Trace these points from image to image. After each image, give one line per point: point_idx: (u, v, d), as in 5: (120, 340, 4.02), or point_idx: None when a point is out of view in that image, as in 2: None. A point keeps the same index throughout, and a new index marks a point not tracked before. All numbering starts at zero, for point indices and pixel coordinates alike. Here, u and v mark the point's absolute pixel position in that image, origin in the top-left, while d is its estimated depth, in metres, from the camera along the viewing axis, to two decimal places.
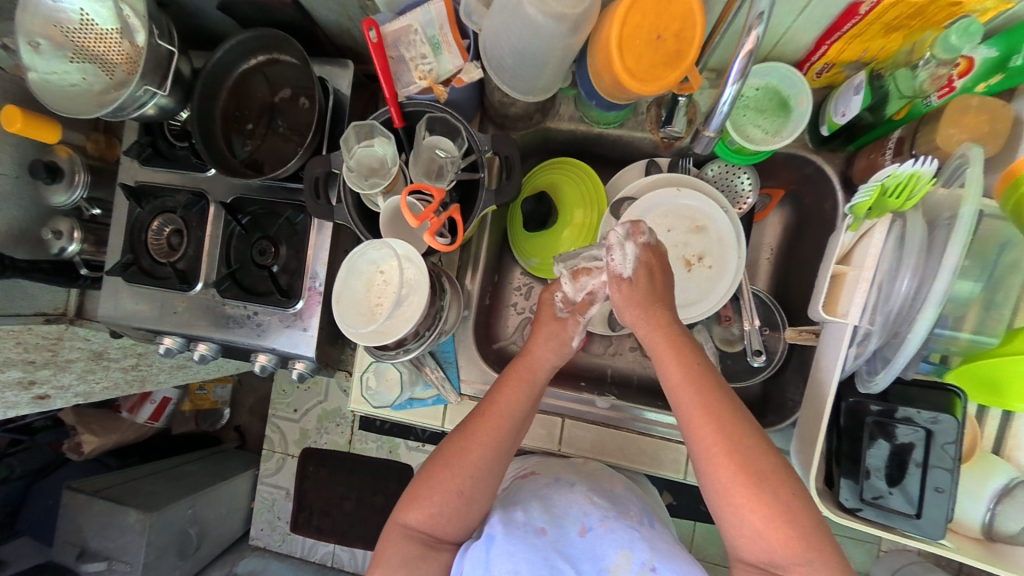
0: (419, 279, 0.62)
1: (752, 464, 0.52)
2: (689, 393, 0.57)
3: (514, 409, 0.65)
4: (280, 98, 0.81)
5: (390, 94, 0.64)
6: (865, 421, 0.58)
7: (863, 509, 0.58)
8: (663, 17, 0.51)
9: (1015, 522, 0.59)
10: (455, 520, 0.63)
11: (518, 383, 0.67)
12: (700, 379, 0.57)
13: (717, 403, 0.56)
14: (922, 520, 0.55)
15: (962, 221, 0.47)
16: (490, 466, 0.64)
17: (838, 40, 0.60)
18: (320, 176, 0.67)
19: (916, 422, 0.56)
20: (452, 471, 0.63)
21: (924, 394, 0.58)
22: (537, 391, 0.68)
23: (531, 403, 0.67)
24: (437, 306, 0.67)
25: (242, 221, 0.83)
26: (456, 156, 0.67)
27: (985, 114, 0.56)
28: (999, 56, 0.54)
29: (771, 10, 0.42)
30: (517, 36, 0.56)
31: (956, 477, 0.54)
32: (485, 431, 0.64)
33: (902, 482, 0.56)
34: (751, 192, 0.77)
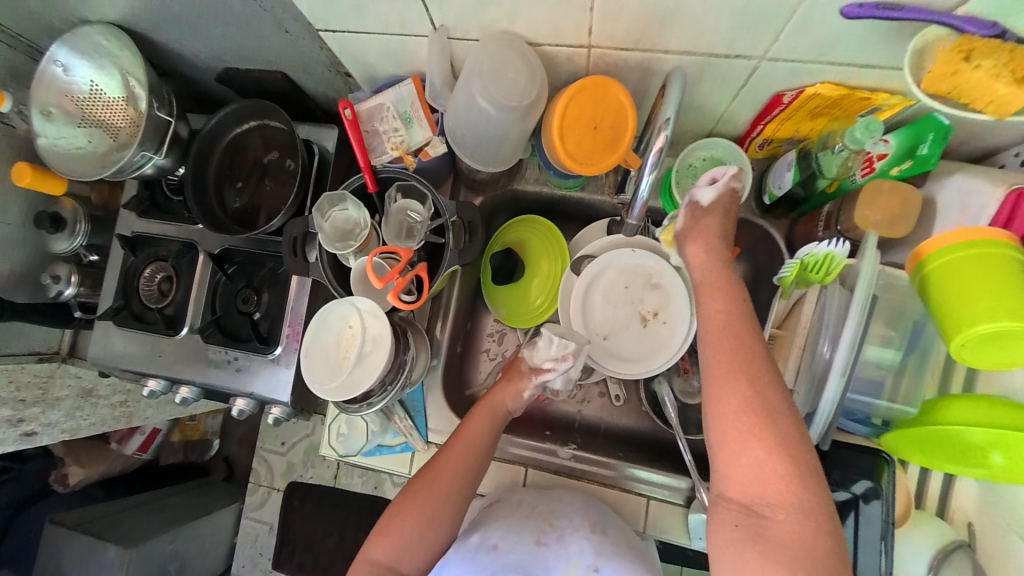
0: (383, 338, 0.67)
1: (773, 412, 0.50)
2: (722, 336, 0.55)
3: (480, 438, 0.71)
4: (270, 158, 0.87)
5: (364, 164, 0.71)
6: None
7: None
8: (601, 109, 0.56)
9: None
10: (420, 551, 0.65)
11: (482, 415, 0.73)
12: (733, 326, 0.55)
13: (741, 342, 0.54)
14: None
15: (858, 296, 0.51)
16: (457, 493, 0.68)
17: (771, 121, 0.66)
18: (298, 236, 0.73)
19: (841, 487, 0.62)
20: (421, 499, 0.67)
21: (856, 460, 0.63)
22: (500, 423, 0.73)
23: (493, 436, 0.72)
24: (400, 360, 0.70)
25: (228, 270, 0.89)
26: (425, 219, 0.73)
27: (897, 197, 0.57)
28: (908, 144, 0.57)
29: (676, 118, 0.48)
30: (474, 122, 0.63)
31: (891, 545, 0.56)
32: (452, 459, 0.69)
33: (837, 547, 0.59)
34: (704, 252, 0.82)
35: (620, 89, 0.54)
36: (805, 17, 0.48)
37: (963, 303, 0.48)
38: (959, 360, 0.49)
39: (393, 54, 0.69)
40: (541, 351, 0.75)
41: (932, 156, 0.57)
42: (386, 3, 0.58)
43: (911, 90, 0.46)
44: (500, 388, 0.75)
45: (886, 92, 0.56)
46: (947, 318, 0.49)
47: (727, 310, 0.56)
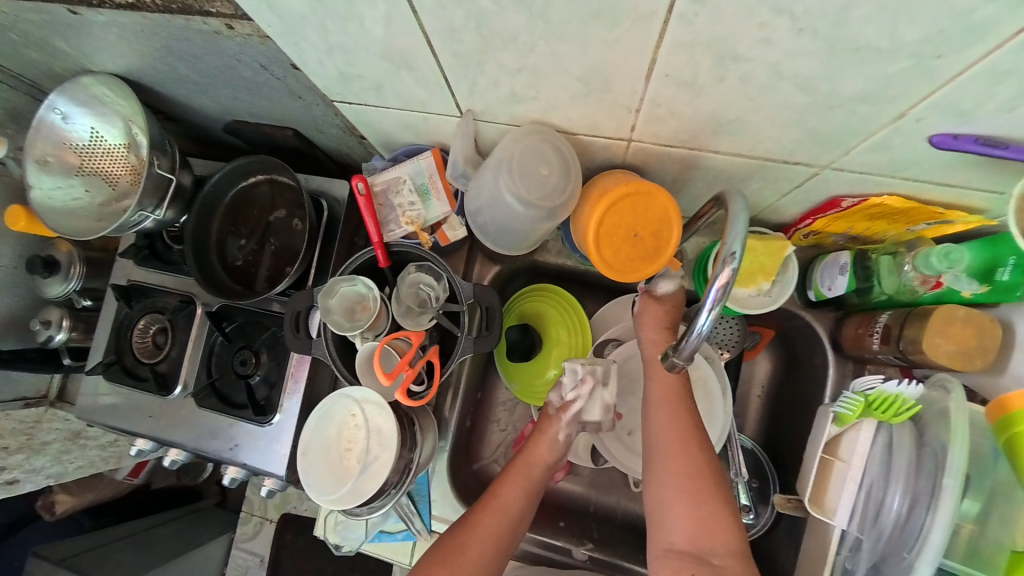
0: (388, 435, 0.61)
1: (699, 464, 0.57)
2: (666, 404, 0.61)
3: (514, 506, 0.64)
4: (275, 217, 0.82)
5: (376, 239, 0.65)
6: None
7: None
8: (642, 217, 0.51)
9: None
10: None
11: (518, 478, 0.66)
12: (674, 396, 0.61)
13: (672, 401, 0.61)
14: None
15: (953, 471, 0.44)
16: (486, 566, 0.61)
17: (824, 218, 0.59)
18: (301, 311, 0.67)
19: None
20: (447, 571, 0.59)
21: None
22: (536, 487, 0.67)
23: (529, 504, 0.65)
24: (407, 460, 0.64)
25: (226, 329, 0.83)
26: (439, 297, 0.67)
27: (972, 326, 0.52)
28: (984, 264, 0.51)
29: (742, 253, 0.43)
30: (503, 213, 0.59)
31: None
32: (482, 528, 0.62)
33: None
34: (737, 338, 0.75)
35: (666, 199, 0.50)
36: (882, 140, 0.43)
37: None
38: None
39: (412, 127, 0.64)
40: (565, 384, 0.69)
41: (1016, 283, 0.50)
42: (411, 86, 0.53)
43: (1015, 235, 0.40)
44: (535, 446, 0.68)
45: (963, 210, 0.50)
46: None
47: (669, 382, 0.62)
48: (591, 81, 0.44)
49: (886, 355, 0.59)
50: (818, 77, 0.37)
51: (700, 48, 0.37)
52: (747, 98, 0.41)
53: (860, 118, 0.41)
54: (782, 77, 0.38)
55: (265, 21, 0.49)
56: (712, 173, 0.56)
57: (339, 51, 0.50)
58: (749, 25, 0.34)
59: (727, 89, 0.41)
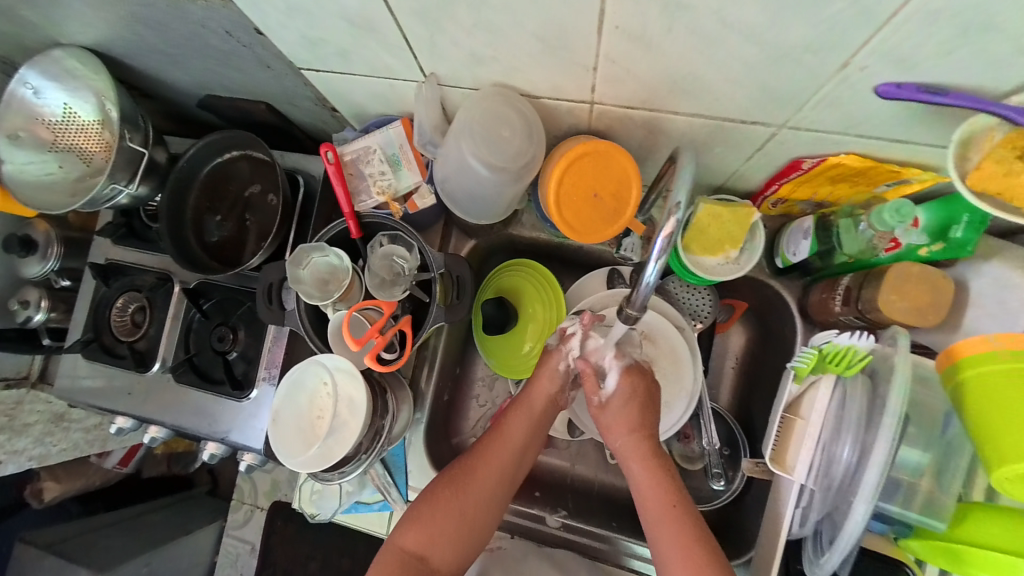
0: (358, 400, 0.61)
1: (683, 528, 0.57)
2: (635, 463, 0.62)
3: (521, 437, 0.66)
4: (251, 193, 0.82)
5: (346, 208, 0.66)
6: None
7: None
8: (601, 177, 0.51)
9: None
10: (451, 545, 0.61)
11: (523, 411, 0.67)
12: (645, 457, 0.62)
13: (649, 463, 0.62)
14: None
15: (891, 415, 0.45)
16: (494, 489, 0.63)
17: (787, 183, 0.60)
18: (274, 283, 0.67)
19: None
20: (454, 489, 0.62)
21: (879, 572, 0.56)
22: (545, 419, 0.67)
23: (535, 432, 0.67)
24: (378, 426, 0.64)
25: (203, 306, 0.83)
26: (412, 267, 0.67)
27: (926, 284, 0.53)
28: (940, 223, 0.52)
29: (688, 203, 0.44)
30: (469, 180, 0.59)
31: None
32: (489, 454, 0.64)
33: None
34: (708, 309, 0.76)
35: (625, 158, 0.50)
36: (832, 93, 0.43)
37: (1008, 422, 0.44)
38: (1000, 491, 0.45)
39: (380, 96, 0.64)
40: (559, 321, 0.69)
41: (968, 241, 0.52)
42: (373, 49, 0.54)
43: (953, 181, 0.41)
44: (538, 379, 0.67)
45: (917, 168, 0.50)
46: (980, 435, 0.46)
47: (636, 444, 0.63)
48: (546, 37, 0.45)
49: (848, 316, 0.59)
50: (760, 24, 0.38)
51: None
52: (696, 50, 0.42)
53: (807, 69, 0.41)
54: (724, 26, 0.39)
55: None
56: (675, 136, 0.57)
57: (299, 13, 0.51)
58: None
59: (675, 40, 0.41)
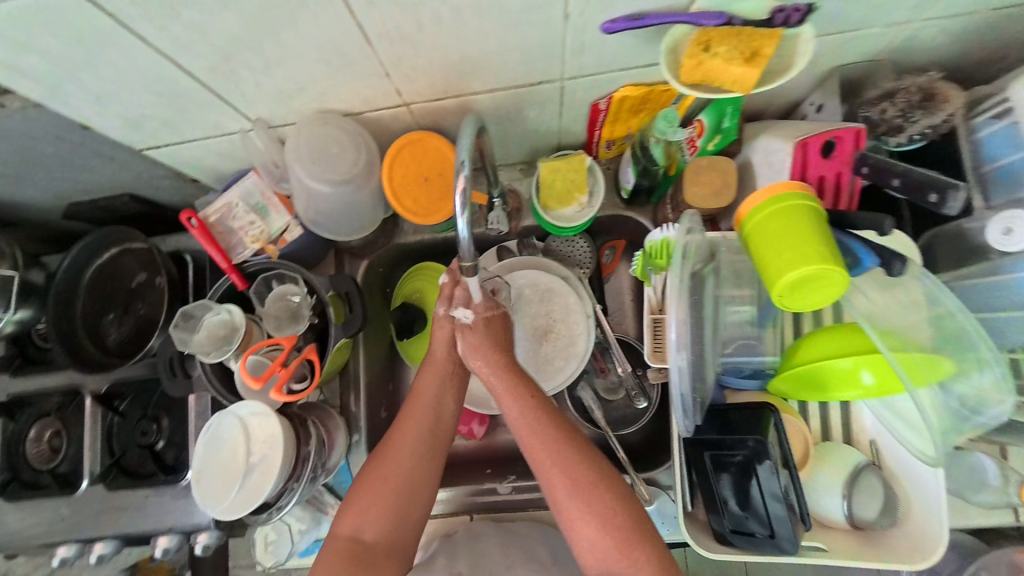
0: (274, 434, 0.62)
1: (579, 479, 0.53)
2: (532, 428, 0.55)
3: (436, 395, 0.60)
4: (137, 283, 0.81)
5: (224, 263, 0.69)
6: (705, 459, 0.56)
7: (729, 537, 0.56)
8: (424, 162, 0.60)
9: (869, 510, 0.57)
10: (383, 517, 0.55)
11: (429, 369, 0.61)
12: (539, 422, 0.56)
13: (545, 424, 0.56)
14: (778, 539, 0.53)
15: (674, 272, 0.49)
16: (415, 453, 0.57)
17: (602, 126, 0.68)
18: (174, 356, 0.68)
19: (747, 454, 0.55)
20: (375, 466, 0.57)
21: (754, 420, 0.56)
22: (454, 374, 0.61)
23: (445, 384, 0.60)
24: (302, 454, 0.65)
25: (119, 407, 0.82)
26: (305, 297, 0.71)
27: (717, 171, 0.62)
28: (714, 121, 0.61)
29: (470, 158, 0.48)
30: (321, 203, 0.64)
31: (794, 491, 0.53)
32: (404, 421, 0.58)
33: (750, 505, 0.54)
34: (590, 256, 0.83)
35: (435, 139, 0.59)
36: (576, 39, 0.52)
37: (773, 253, 0.46)
38: (794, 310, 0.48)
39: (226, 154, 0.69)
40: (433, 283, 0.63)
41: (733, 128, 0.62)
42: (194, 113, 0.58)
43: (671, 82, 0.50)
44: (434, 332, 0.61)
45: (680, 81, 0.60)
46: (764, 270, 0.47)
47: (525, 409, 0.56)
48: (330, 58, 0.51)
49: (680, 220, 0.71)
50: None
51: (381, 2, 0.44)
52: (452, 35, 0.49)
53: (544, 27, 0.49)
54: (459, 10, 0.46)
55: (27, 89, 0.52)
56: (489, 109, 0.64)
57: (110, 99, 0.54)
58: None
59: (431, 31, 0.48)
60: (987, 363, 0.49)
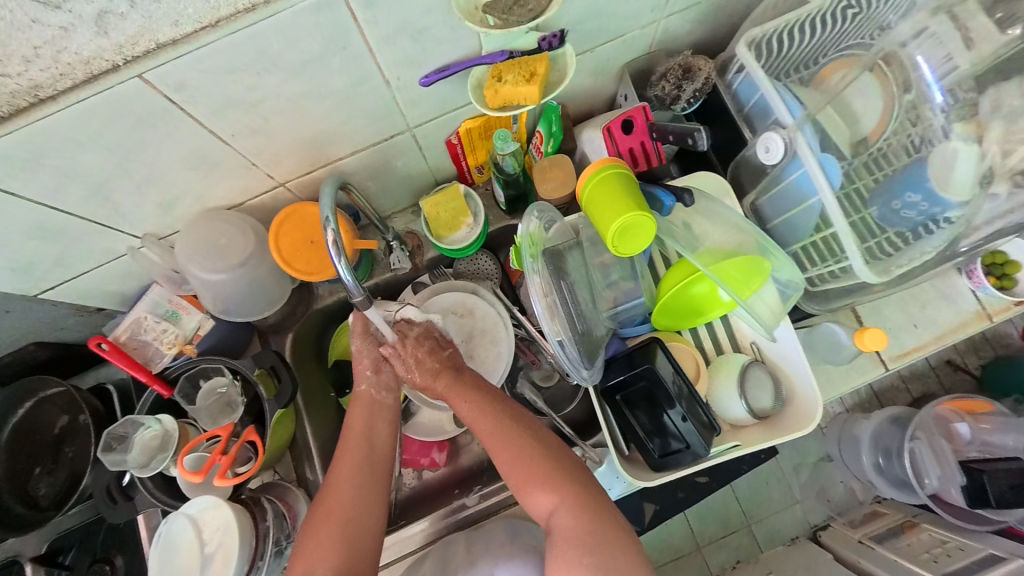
0: (228, 522, 0.63)
1: (522, 442, 0.60)
2: (477, 415, 0.63)
3: (368, 424, 0.65)
4: (62, 428, 0.79)
5: (145, 376, 0.71)
6: (616, 401, 0.66)
7: (664, 463, 0.63)
8: (310, 228, 0.68)
9: (764, 399, 0.68)
10: (333, 551, 0.55)
11: (360, 404, 0.67)
12: (477, 406, 0.64)
13: (484, 406, 0.64)
14: (693, 446, 0.62)
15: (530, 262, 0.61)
16: (357, 480, 0.60)
17: (465, 156, 0.79)
18: (112, 482, 0.68)
19: (643, 384, 0.65)
20: (318, 502, 0.59)
21: (641, 355, 0.67)
22: (383, 404, 0.67)
23: (371, 414, 0.66)
24: (262, 530, 0.67)
25: (66, 561, 0.78)
26: (232, 385, 0.75)
27: (559, 166, 0.75)
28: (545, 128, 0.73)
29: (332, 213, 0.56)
30: (226, 291, 0.69)
31: (689, 402, 0.63)
32: (342, 455, 0.62)
33: (664, 427, 0.63)
34: (495, 267, 0.92)
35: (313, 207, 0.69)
36: (404, 95, 0.62)
37: (600, 210, 0.58)
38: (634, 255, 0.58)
39: (126, 275, 0.72)
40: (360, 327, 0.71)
41: (560, 132, 0.75)
42: (81, 245, 0.62)
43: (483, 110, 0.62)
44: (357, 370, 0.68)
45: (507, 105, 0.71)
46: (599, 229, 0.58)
47: (469, 401, 0.64)
48: (195, 164, 0.57)
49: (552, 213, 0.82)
50: (310, 85, 0.54)
51: (223, 109, 0.52)
52: (297, 118, 0.58)
53: (373, 93, 0.59)
54: (295, 98, 0.55)
55: None
56: (359, 169, 0.73)
57: None
58: (229, 84, 0.49)
59: (277, 121, 0.57)
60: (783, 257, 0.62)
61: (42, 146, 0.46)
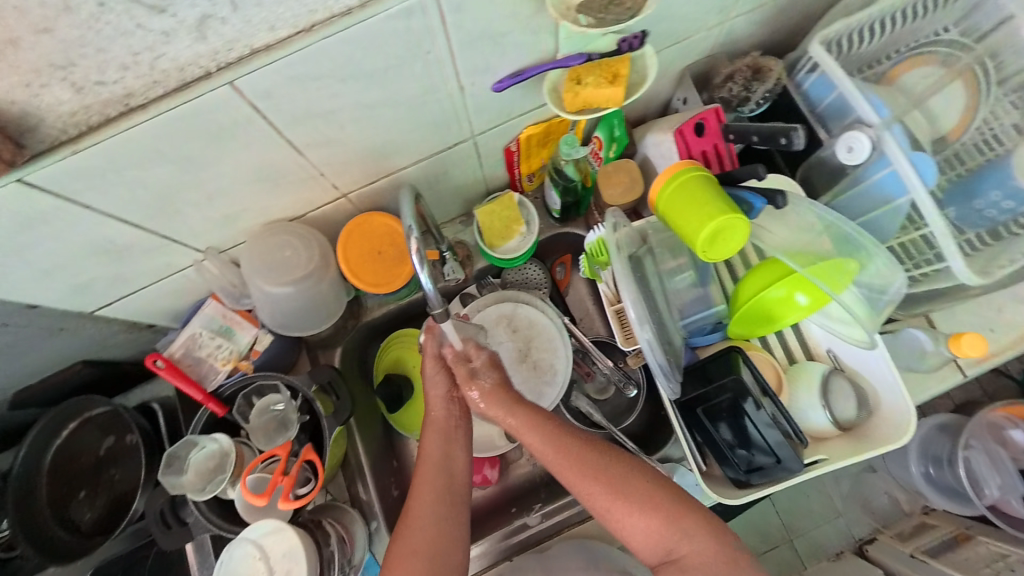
0: (293, 550, 0.60)
1: (612, 476, 0.55)
2: (550, 450, 0.57)
3: (445, 452, 0.59)
4: (107, 448, 0.76)
5: (201, 395, 0.68)
6: (698, 413, 0.63)
7: (750, 479, 0.60)
8: (376, 240, 0.68)
9: (845, 407, 0.65)
10: None
11: (431, 428, 0.61)
12: (550, 436, 0.57)
13: (558, 437, 0.57)
14: (784, 460, 0.60)
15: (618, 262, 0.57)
16: (440, 515, 0.55)
17: (520, 164, 0.77)
18: (165, 506, 0.65)
19: (727, 395, 0.63)
20: (399, 539, 0.54)
21: (719, 364, 0.65)
22: (456, 427, 0.61)
23: (448, 438, 0.60)
24: (326, 557, 0.64)
25: None
26: (288, 403, 0.71)
27: (622, 170, 0.73)
28: (607, 133, 0.72)
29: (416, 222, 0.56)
30: (286, 304, 0.67)
31: (775, 411, 0.61)
32: (419, 487, 0.57)
33: (751, 439, 0.61)
34: (543, 276, 0.89)
35: (379, 218, 0.68)
36: (474, 102, 0.60)
37: (686, 215, 0.55)
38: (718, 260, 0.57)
39: (179, 291, 0.70)
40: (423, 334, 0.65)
41: (623, 135, 0.73)
42: (141, 261, 0.60)
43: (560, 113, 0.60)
44: (429, 391, 0.62)
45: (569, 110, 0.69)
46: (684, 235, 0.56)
47: (542, 433, 0.57)
48: (264, 175, 0.56)
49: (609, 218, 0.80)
50: (387, 93, 0.52)
51: (301, 118, 0.50)
52: (368, 127, 0.56)
53: (444, 101, 0.58)
54: (371, 106, 0.53)
55: None
56: (418, 179, 0.71)
57: (55, 272, 0.55)
58: (311, 92, 0.48)
59: (350, 129, 0.55)
60: (873, 253, 0.59)
61: (123, 158, 0.45)
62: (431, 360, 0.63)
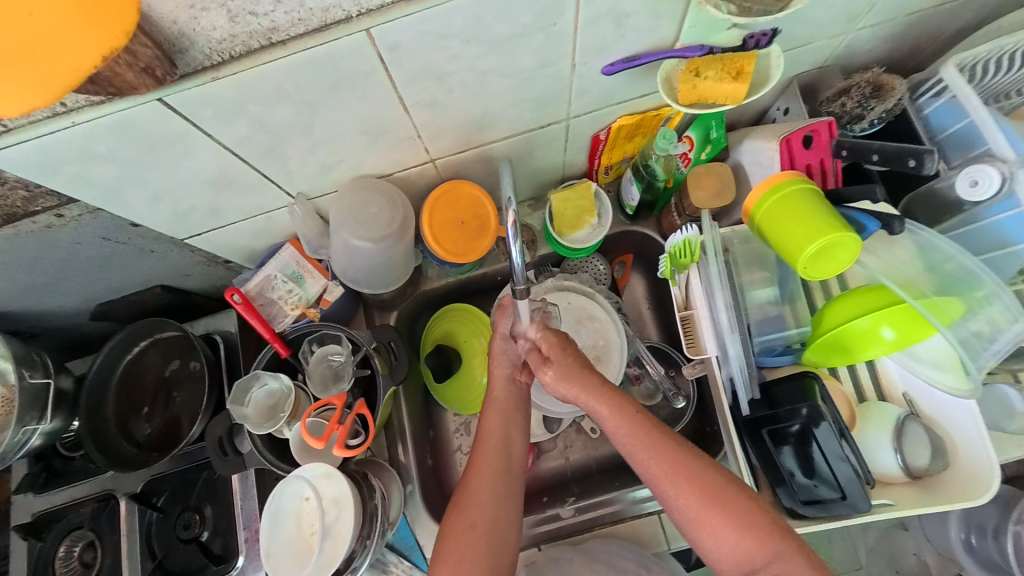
0: (341, 493, 0.62)
1: (705, 481, 0.53)
2: (636, 439, 0.57)
3: (506, 434, 0.62)
4: (171, 371, 0.80)
5: (269, 334, 0.71)
6: (763, 434, 0.61)
7: (802, 509, 0.58)
8: (459, 209, 0.68)
9: (922, 455, 0.61)
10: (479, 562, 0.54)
11: (492, 408, 0.63)
12: (635, 425, 0.57)
13: (643, 429, 0.57)
14: (849, 499, 0.56)
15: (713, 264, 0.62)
16: (499, 494, 0.58)
17: (603, 154, 0.76)
18: (223, 434, 0.66)
19: (801, 421, 0.59)
20: (457, 508, 0.57)
21: (792, 388, 0.63)
22: (516, 411, 0.64)
23: (508, 421, 0.63)
24: (370, 509, 0.65)
25: (159, 504, 0.77)
26: (346, 357, 0.72)
27: (713, 173, 0.71)
28: (703, 134, 0.70)
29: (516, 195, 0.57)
30: (363, 259, 0.70)
31: (850, 446, 0.58)
32: (478, 463, 0.60)
33: (816, 470, 0.58)
34: (604, 272, 0.88)
35: (466, 187, 0.68)
36: (581, 83, 0.59)
37: (792, 231, 0.53)
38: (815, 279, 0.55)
39: (262, 232, 0.72)
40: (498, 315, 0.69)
41: (721, 137, 0.71)
42: (239, 197, 0.62)
43: (674, 106, 0.59)
44: (494, 372, 0.65)
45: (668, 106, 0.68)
46: (786, 252, 0.54)
47: (631, 422, 0.58)
48: (369, 130, 0.57)
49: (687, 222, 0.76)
50: (503, 62, 0.52)
51: (418, 77, 0.51)
52: (475, 96, 0.56)
53: (553, 78, 0.57)
54: (485, 74, 0.53)
55: (87, 198, 0.55)
56: (504, 155, 0.71)
57: (165, 195, 0.58)
58: (436, 51, 0.48)
59: (459, 95, 0.55)
60: (979, 299, 0.57)
61: (253, 92, 0.46)
62: (504, 345, 0.66)
